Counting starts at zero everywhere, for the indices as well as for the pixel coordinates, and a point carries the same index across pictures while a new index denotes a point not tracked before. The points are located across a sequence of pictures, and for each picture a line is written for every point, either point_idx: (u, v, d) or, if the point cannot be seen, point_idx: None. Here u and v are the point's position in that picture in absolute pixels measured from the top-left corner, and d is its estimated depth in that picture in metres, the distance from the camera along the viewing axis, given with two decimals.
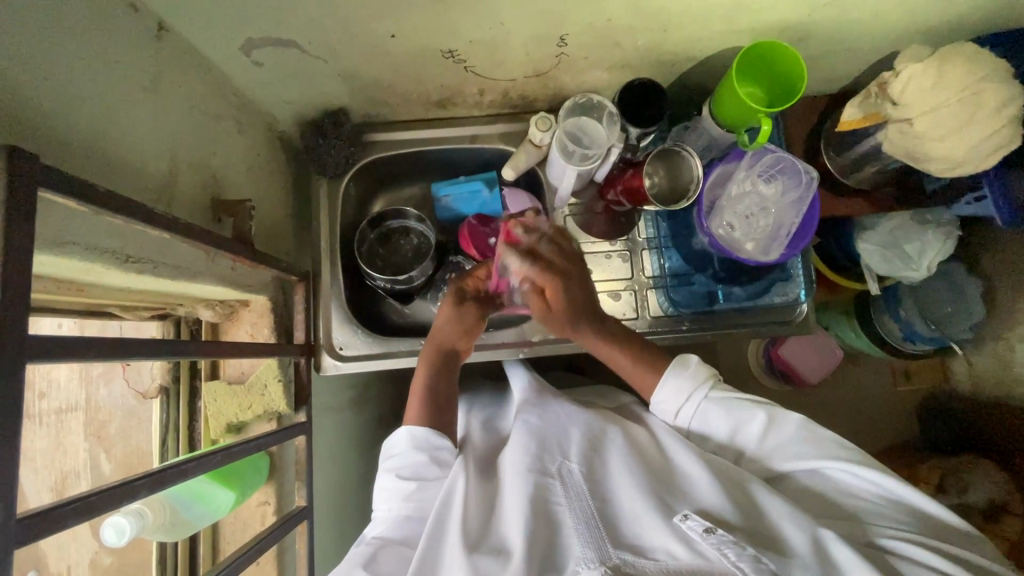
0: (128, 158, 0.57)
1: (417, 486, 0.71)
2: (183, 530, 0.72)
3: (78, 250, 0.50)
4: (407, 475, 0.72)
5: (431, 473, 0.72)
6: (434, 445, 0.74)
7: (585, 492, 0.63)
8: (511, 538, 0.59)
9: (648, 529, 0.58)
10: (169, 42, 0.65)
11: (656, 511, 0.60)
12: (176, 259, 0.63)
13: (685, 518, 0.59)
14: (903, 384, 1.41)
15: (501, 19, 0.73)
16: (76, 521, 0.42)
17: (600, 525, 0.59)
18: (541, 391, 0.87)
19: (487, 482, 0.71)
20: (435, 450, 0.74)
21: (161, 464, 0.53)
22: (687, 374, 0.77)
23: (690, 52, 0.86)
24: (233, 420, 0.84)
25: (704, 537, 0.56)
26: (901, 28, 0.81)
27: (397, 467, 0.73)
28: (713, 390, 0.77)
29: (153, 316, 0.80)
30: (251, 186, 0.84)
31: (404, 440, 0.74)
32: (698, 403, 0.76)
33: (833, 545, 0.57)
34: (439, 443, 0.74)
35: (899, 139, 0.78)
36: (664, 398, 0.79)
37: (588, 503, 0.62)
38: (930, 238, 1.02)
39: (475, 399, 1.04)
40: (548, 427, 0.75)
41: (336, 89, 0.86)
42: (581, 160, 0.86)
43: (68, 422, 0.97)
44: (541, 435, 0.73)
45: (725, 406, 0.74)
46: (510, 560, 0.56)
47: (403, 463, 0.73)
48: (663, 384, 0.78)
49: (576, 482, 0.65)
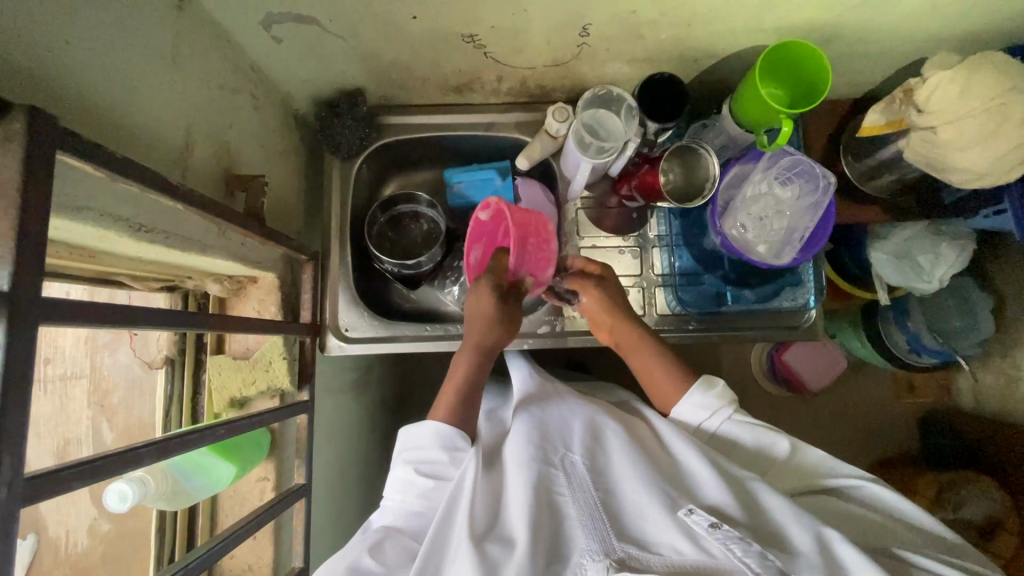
0: (144, 128, 0.57)
1: (434, 485, 0.69)
2: (182, 500, 0.72)
3: (92, 217, 0.49)
4: (424, 471, 0.70)
5: (444, 472, 0.71)
6: (457, 446, 0.73)
7: (588, 483, 0.63)
8: (516, 526, 0.59)
9: (654, 523, 0.58)
10: (189, 11, 0.64)
11: (660, 504, 0.59)
12: (188, 231, 0.63)
13: (690, 512, 0.58)
14: (906, 397, 1.41)
15: (525, 6, 0.72)
16: (81, 484, 0.42)
17: (604, 517, 0.59)
18: (543, 382, 0.88)
19: (492, 468, 0.70)
20: (456, 450, 0.73)
21: (165, 434, 0.53)
22: (713, 394, 0.74)
23: (713, 49, 0.85)
24: (236, 395, 0.84)
25: (710, 532, 0.55)
26: (932, 33, 0.80)
27: (415, 460, 0.72)
28: (737, 413, 0.73)
29: (161, 287, 0.80)
30: (264, 162, 0.84)
31: (428, 435, 0.73)
32: (721, 420, 0.73)
33: (837, 542, 0.56)
34: (460, 442, 0.73)
35: (922, 146, 0.77)
36: (682, 413, 0.75)
37: (590, 493, 0.62)
38: (945, 250, 1.01)
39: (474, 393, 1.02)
40: (551, 417, 0.75)
41: (355, 69, 0.86)
42: (597, 152, 0.85)
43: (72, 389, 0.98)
44: (543, 425, 0.72)
45: (751, 431, 0.72)
46: (517, 548, 0.56)
47: (422, 458, 0.72)
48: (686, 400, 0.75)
49: (579, 473, 0.65)
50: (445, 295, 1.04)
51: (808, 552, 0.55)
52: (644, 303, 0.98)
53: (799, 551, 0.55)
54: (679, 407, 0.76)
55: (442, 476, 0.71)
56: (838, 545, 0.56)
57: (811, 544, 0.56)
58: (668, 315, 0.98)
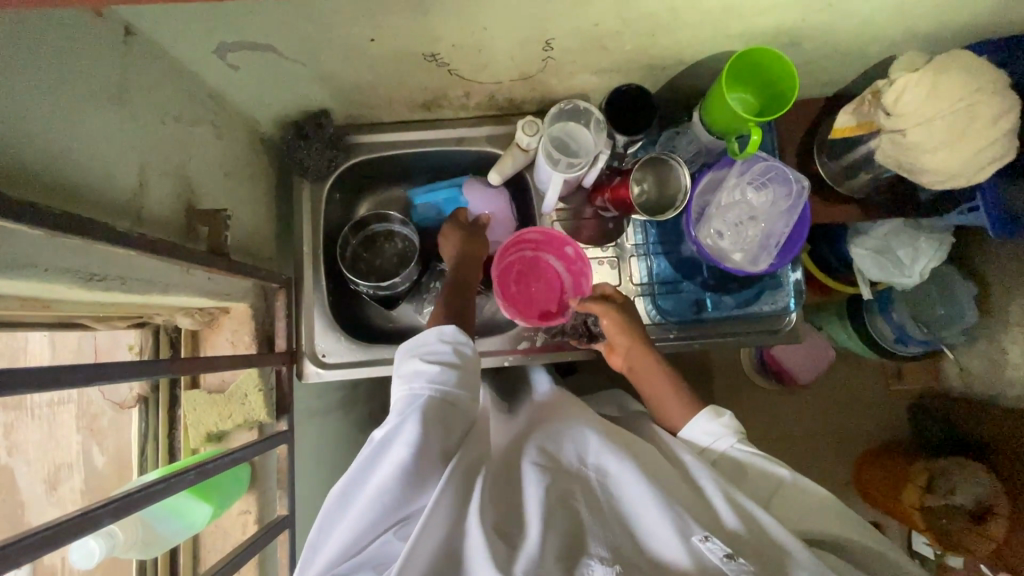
0: (92, 172, 0.56)
1: (441, 371, 0.67)
2: (157, 546, 0.72)
3: (37, 272, 0.48)
4: (430, 359, 0.68)
5: (460, 364, 0.69)
6: (460, 339, 0.71)
7: (603, 499, 0.58)
8: (524, 526, 0.55)
9: (663, 541, 0.53)
10: (136, 46, 0.63)
11: (676, 520, 0.54)
12: (146, 273, 0.62)
13: (704, 538, 0.53)
14: (895, 384, 1.41)
15: (484, 23, 0.71)
16: (30, 557, 0.41)
17: (618, 537, 0.54)
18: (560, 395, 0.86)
19: (501, 473, 0.65)
20: (459, 345, 0.71)
21: (129, 487, 0.52)
22: (718, 423, 0.73)
23: (681, 57, 0.83)
24: (213, 429, 0.83)
25: (724, 562, 0.51)
26: (900, 33, 0.79)
27: (422, 355, 0.69)
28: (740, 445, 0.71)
29: (130, 324, 0.79)
30: (228, 190, 0.82)
31: (433, 333, 0.71)
32: (722, 449, 0.71)
33: None
34: (464, 338, 0.71)
35: (892, 149, 0.76)
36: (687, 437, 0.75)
37: (605, 512, 0.56)
38: (923, 245, 1.01)
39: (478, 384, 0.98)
40: (571, 429, 0.70)
41: (318, 92, 0.84)
42: (567, 168, 0.83)
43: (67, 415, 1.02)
44: (562, 437, 0.68)
45: (753, 461, 0.69)
46: (524, 546, 0.51)
47: (429, 351, 0.69)
48: (692, 425, 0.74)
49: (597, 487, 0.60)
50: (423, 315, 1.01)
51: None
52: None
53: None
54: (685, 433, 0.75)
55: (448, 364, 0.68)
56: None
57: None
58: (649, 325, 0.96)
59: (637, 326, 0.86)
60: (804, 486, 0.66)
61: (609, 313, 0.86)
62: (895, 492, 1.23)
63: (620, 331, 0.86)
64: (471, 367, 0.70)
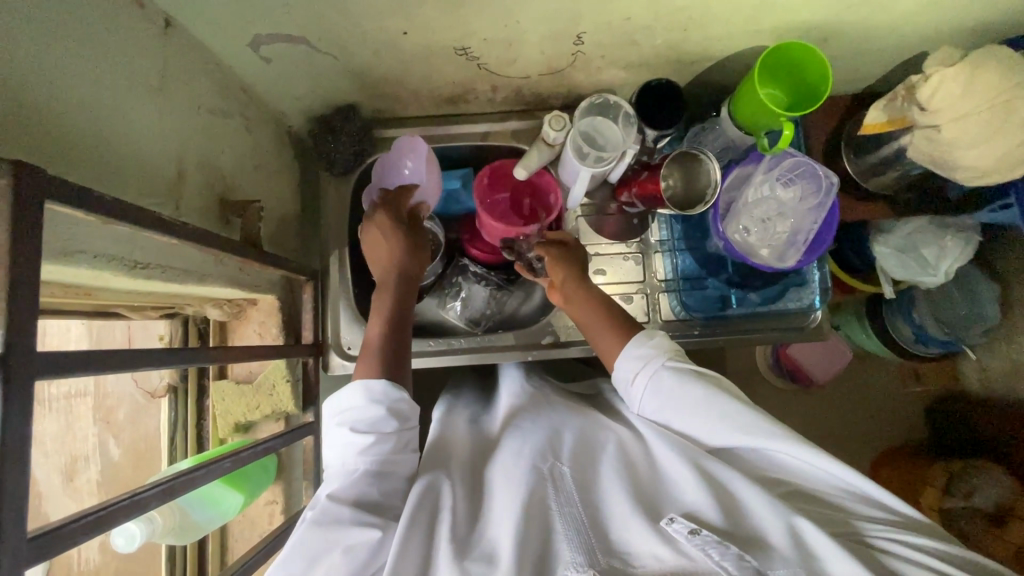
0: (134, 161, 0.56)
1: (373, 440, 0.60)
2: (192, 534, 0.73)
3: (86, 258, 0.48)
4: (361, 428, 0.61)
5: (397, 423, 0.63)
6: (391, 397, 0.63)
7: (575, 496, 0.57)
8: (498, 540, 0.53)
9: (634, 529, 0.53)
10: (175, 38, 0.63)
11: (641, 513, 0.54)
12: (181, 262, 0.62)
13: (671, 521, 0.53)
14: (913, 385, 1.40)
15: (517, 17, 0.71)
16: (86, 537, 0.40)
17: (590, 532, 0.53)
18: (535, 397, 0.82)
19: (471, 478, 0.64)
20: (393, 402, 0.63)
21: (170, 471, 0.51)
22: (648, 345, 0.70)
23: (711, 52, 0.83)
24: (241, 419, 0.86)
25: (689, 538, 0.51)
26: (935, 28, 0.78)
27: (350, 420, 0.62)
28: (670, 362, 0.68)
29: (161, 314, 0.80)
30: (257, 182, 0.83)
31: (357, 392, 0.63)
32: (654, 369, 0.68)
33: (809, 531, 0.52)
34: (397, 393, 0.64)
35: (925, 145, 0.76)
36: (620, 367, 0.71)
37: (577, 509, 0.55)
38: (950, 243, 0.99)
39: (453, 397, 0.92)
40: (538, 434, 0.67)
41: (347, 85, 0.84)
42: (595, 162, 0.84)
43: (105, 402, 1.07)
44: (531, 440, 0.65)
45: (680, 380, 0.66)
46: (500, 566, 0.50)
47: (357, 417, 0.62)
48: (624, 352, 0.71)
49: (568, 486, 0.58)
50: (446, 311, 1.02)
51: (781, 546, 0.51)
52: (649, 310, 0.96)
53: (781, 545, 0.51)
54: (618, 360, 0.71)
55: (380, 430, 0.61)
56: (812, 536, 0.51)
57: (785, 540, 0.51)
58: (672, 321, 0.96)
59: (579, 266, 0.82)
60: (726, 404, 0.63)
61: (548, 248, 0.83)
62: (912, 490, 1.21)
63: (559, 270, 0.82)
64: (407, 421, 0.64)
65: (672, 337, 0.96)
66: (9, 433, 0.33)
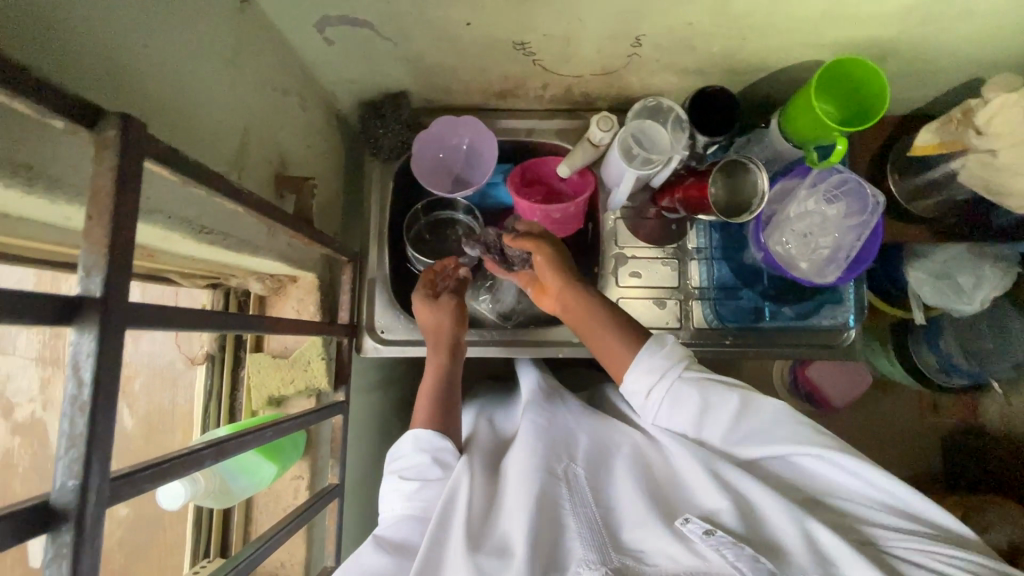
0: (205, 128, 0.58)
1: (419, 487, 0.63)
2: (227, 498, 0.75)
3: (162, 218, 0.50)
4: (409, 475, 0.65)
5: (440, 472, 0.65)
6: (438, 446, 0.67)
7: (590, 497, 0.57)
8: (511, 530, 0.54)
9: (648, 535, 0.53)
10: (249, 14, 0.65)
11: (655, 514, 0.55)
12: (241, 232, 0.64)
13: (685, 521, 0.54)
14: (932, 416, 1.38)
15: (579, 15, 0.72)
16: (150, 486, 0.41)
17: (602, 530, 0.54)
18: (552, 391, 0.81)
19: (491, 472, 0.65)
20: (439, 451, 0.67)
21: (223, 434, 0.52)
22: (662, 353, 0.65)
23: (765, 63, 0.83)
24: (273, 393, 0.87)
25: (704, 539, 0.52)
26: (994, 52, 0.78)
27: (400, 468, 0.66)
28: (688, 371, 0.64)
29: (206, 283, 0.82)
30: (307, 161, 0.85)
31: (409, 442, 0.68)
32: (669, 383, 0.63)
33: (820, 532, 0.52)
34: (441, 443, 0.67)
35: (980, 169, 0.76)
36: (631, 381, 0.65)
37: (591, 509, 0.56)
38: (989, 272, 0.98)
39: (483, 403, 0.93)
40: (554, 428, 0.67)
41: (401, 72, 0.85)
42: (643, 163, 0.84)
43: None
44: (546, 433, 0.66)
45: (699, 387, 0.63)
46: (512, 559, 0.51)
47: (406, 466, 0.66)
48: (632, 367, 0.65)
49: (583, 486, 0.59)
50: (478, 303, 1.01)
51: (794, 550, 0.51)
52: (682, 316, 0.97)
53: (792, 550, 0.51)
54: (628, 374, 0.66)
55: (428, 479, 0.64)
56: (821, 536, 0.51)
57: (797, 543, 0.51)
58: (705, 329, 0.96)
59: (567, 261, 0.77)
60: (757, 419, 0.62)
61: (538, 245, 0.77)
62: None
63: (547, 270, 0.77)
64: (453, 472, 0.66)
65: (704, 346, 0.96)
66: (103, 376, 0.34)
